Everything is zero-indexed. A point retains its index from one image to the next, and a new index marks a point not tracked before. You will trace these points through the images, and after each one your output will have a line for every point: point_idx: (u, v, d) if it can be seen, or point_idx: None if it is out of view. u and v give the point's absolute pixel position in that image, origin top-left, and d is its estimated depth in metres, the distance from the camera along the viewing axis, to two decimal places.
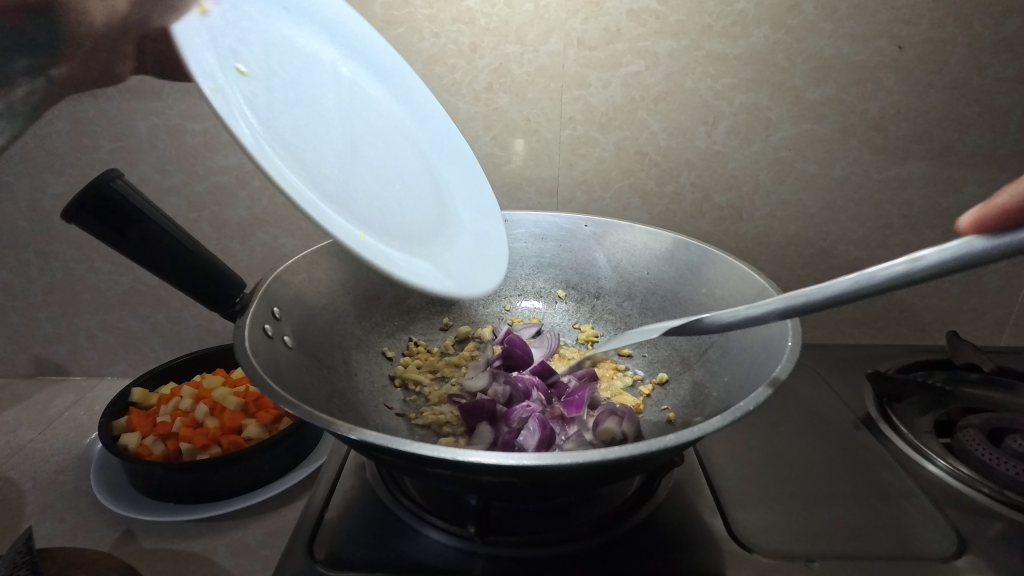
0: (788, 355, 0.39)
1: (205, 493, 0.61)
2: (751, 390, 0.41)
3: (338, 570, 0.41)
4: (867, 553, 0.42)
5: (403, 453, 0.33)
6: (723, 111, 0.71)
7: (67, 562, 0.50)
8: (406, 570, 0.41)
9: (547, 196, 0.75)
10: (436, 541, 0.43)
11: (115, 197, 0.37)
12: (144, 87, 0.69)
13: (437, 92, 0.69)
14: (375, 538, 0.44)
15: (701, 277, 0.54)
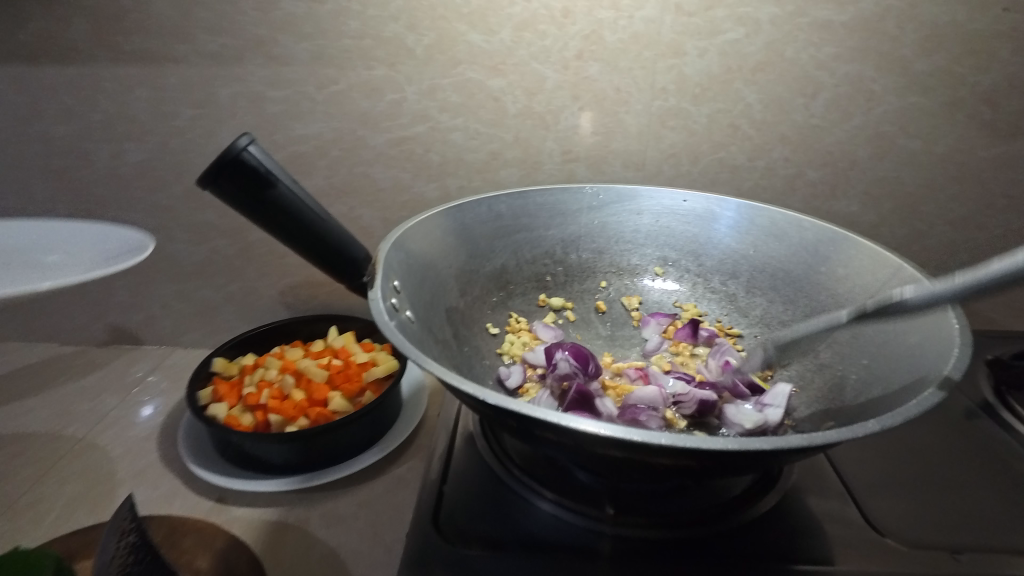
0: (958, 336, 0.37)
1: (295, 465, 0.61)
2: (908, 371, 0.39)
3: (470, 547, 0.40)
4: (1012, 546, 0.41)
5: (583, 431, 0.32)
6: (824, 82, 0.67)
7: (171, 528, 0.53)
8: (537, 548, 0.40)
9: (633, 169, 0.73)
10: (560, 518, 0.43)
11: (252, 167, 0.34)
12: (226, 53, 0.67)
13: (525, 60, 0.67)
14: (499, 514, 0.43)
15: (821, 257, 0.53)
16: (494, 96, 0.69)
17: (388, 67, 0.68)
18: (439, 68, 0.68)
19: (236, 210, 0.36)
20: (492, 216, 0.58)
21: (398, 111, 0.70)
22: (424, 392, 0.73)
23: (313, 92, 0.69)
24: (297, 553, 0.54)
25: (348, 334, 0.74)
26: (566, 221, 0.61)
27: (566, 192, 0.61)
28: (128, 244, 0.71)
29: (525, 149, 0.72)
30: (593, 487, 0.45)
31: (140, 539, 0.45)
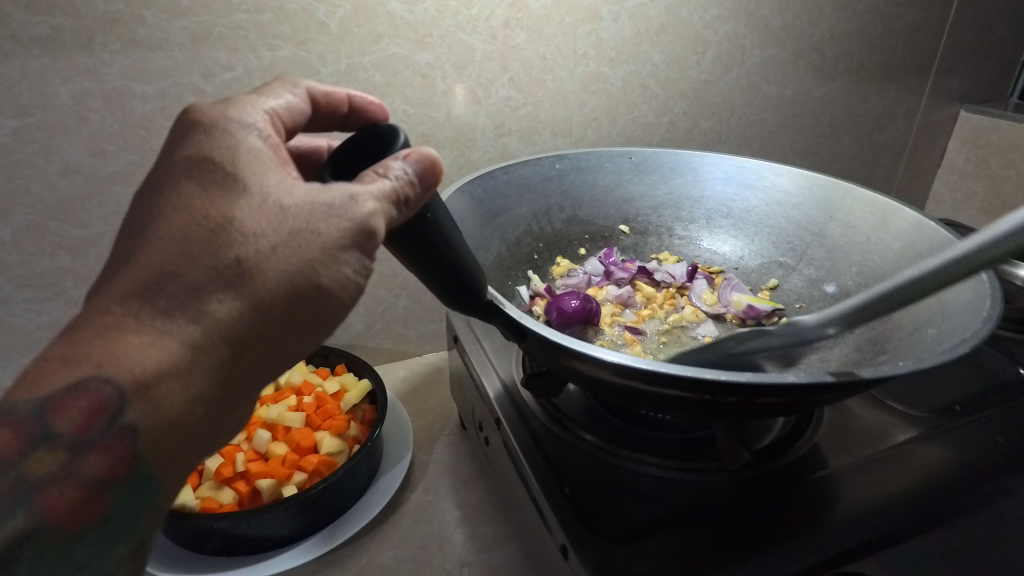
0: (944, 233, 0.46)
1: (303, 530, 0.51)
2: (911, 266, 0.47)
3: (639, 537, 0.39)
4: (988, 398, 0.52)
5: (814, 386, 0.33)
6: (709, 40, 0.75)
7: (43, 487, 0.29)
8: (690, 514, 0.41)
9: (561, 136, 0.73)
10: (682, 480, 0.44)
11: (410, 187, 0.33)
12: (63, 38, 0.50)
13: (452, 30, 0.62)
14: (635, 496, 0.42)
15: (770, 191, 0.58)
16: (421, 72, 0.63)
17: (297, 45, 0.57)
18: (358, 45, 0.59)
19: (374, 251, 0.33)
20: (475, 205, 0.51)
21: None
22: (399, 407, 0.66)
23: (200, 83, 0.55)
24: None
25: (300, 366, 0.63)
26: (535, 197, 0.57)
27: (528, 166, 0.56)
28: None
29: (457, 127, 0.67)
30: (692, 441, 0.47)
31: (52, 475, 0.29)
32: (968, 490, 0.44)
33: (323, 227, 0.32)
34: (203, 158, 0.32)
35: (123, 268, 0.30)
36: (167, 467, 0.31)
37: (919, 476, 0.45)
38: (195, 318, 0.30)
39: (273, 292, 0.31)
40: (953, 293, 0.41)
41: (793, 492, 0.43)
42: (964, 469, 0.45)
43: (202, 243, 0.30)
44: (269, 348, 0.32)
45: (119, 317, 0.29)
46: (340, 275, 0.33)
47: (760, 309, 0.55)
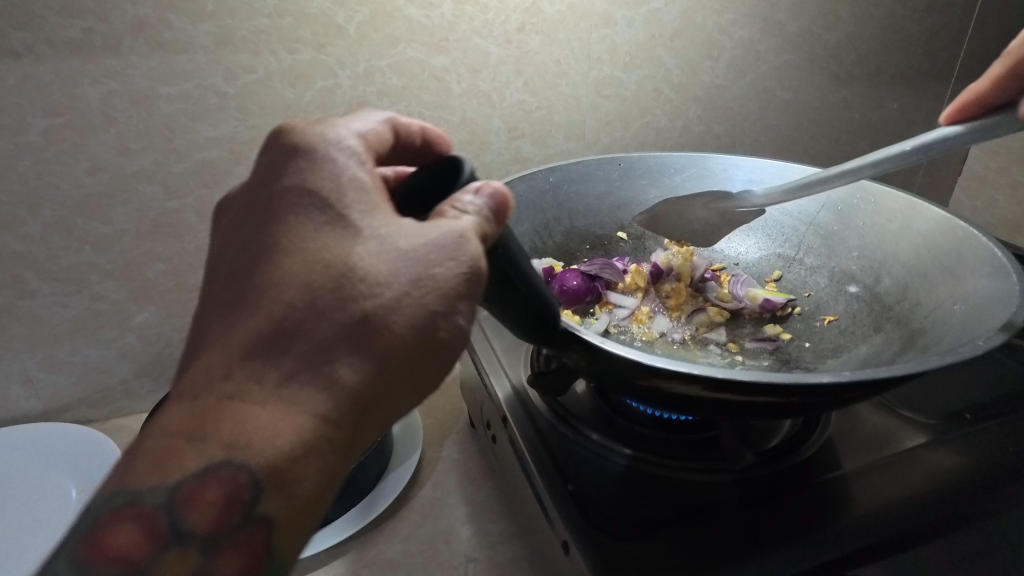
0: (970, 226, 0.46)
1: (314, 521, 0.53)
2: (935, 260, 0.47)
3: (642, 533, 0.40)
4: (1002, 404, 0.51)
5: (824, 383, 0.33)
6: (724, 45, 0.75)
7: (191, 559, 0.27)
8: (691, 511, 0.42)
9: (574, 139, 0.74)
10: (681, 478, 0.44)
11: (485, 221, 0.31)
12: (93, 41, 0.52)
13: (467, 35, 0.63)
14: (636, 490, 0.43)
15: (754, 183, 0.63)
16: (437, 76, 0.64)
17: (316, 49, 0.58)
18: (375, 48, 0.60)
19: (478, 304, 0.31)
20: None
21: (331, 99, 0.61)
22: (410, 404, 0.67)
23: (222, 85, 0.57)
24: None
25: None
26: (538, 208, 0.59)
27: (527, 181, 0.58)
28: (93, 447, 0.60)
29: (472, 130, 0.68)
30: (695, 440, 0.47)
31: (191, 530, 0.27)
32: (977, 495, 0.44)
33: (440, 272, 0.29)
34: (310, 193, 0.31)
35: (245, 323, 0.29)
36: (296, 545, 0.28)
37: (926, 480, 0.45)
38: (322, 382, 0.28)
39: (395, 346, 0.28)
40: (977, 291, 0.42)
41: (798, 492, 0.43)
42: (973, 474, 0.45)
43: (323, 289, 0.28)
44: (398, 411, 0.30)
45: (240, 381, 0.28)
46: (456, 327, 0.30)
47: (776, 301, 0.56)
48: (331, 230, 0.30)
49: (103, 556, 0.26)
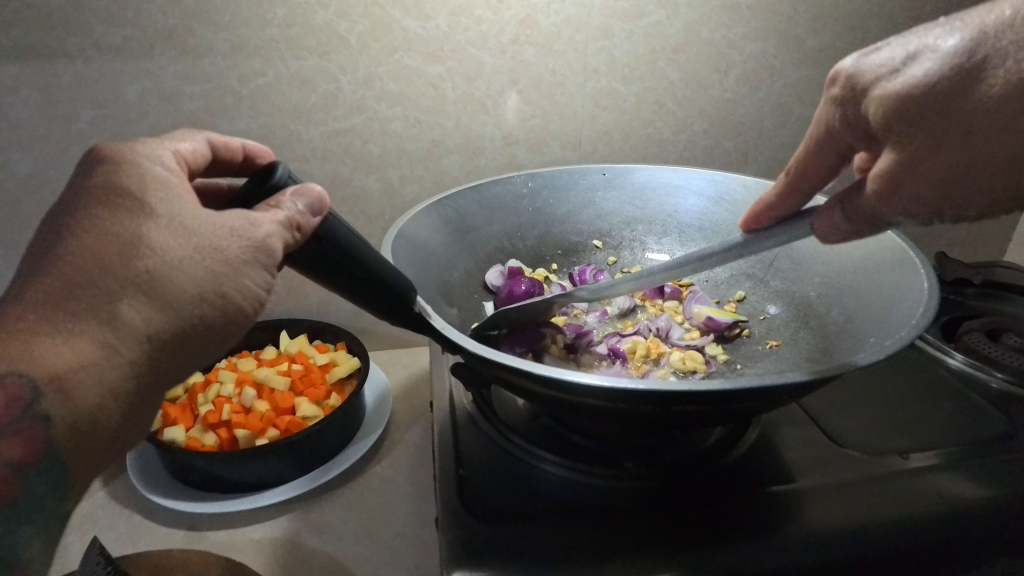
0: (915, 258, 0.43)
1: (268, 478, 0.59)
2: (874, 293, 0.45)
3: (510, 519, 0.42)
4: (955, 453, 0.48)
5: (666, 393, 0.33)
6: (734, 59, 0.74)
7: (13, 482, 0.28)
8: (568, 508, 0.43)
9: (570, 148, 0.75)
10: (569, 478, 0.46)
11: (303, 213, 0.31)
12: (131, 46, 0.61)
13: (462, 46, 0.67)
14: (522, 484, 0.45)
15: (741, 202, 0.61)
16: (433, 83, 0.68)
17: (320, 56, 0.65)
18: (374, 56, 0.66)
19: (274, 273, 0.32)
20: (443, 223, 0.55)
21: (333, 102, 0.67)
22: (387, 386, 0.72)
23: (237, 86, 0.65)
24: (297, 565, 0.53)
25: (301, 337, 0.71)
26: (507, 212, 0.61)
27: (499, 185, 0.60)
28: None
29: (466, 135, 0.72)
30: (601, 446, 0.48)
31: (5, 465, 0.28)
32: (891, 539, 0.42)
33: (226, 242, 0.30)
34: (104, 183, 0.30)
35: (38, 282, 0.29)
36: (81, 449, 0.29)
37: (838, 516, 0.43)
38: (105, 322, 0.28)
39: (179, 298, 0.29)
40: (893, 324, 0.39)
41: (686, 506, 0.43)
42: (895, 517, 0.43)
43: (111, 251, 0.29)
44: (188, 357, 0.31)
45: (30, 320, 0.28)
46: (243, 287, 0.31)
47: (721, 321, 0.53)
48: (123, 212, 0.30)
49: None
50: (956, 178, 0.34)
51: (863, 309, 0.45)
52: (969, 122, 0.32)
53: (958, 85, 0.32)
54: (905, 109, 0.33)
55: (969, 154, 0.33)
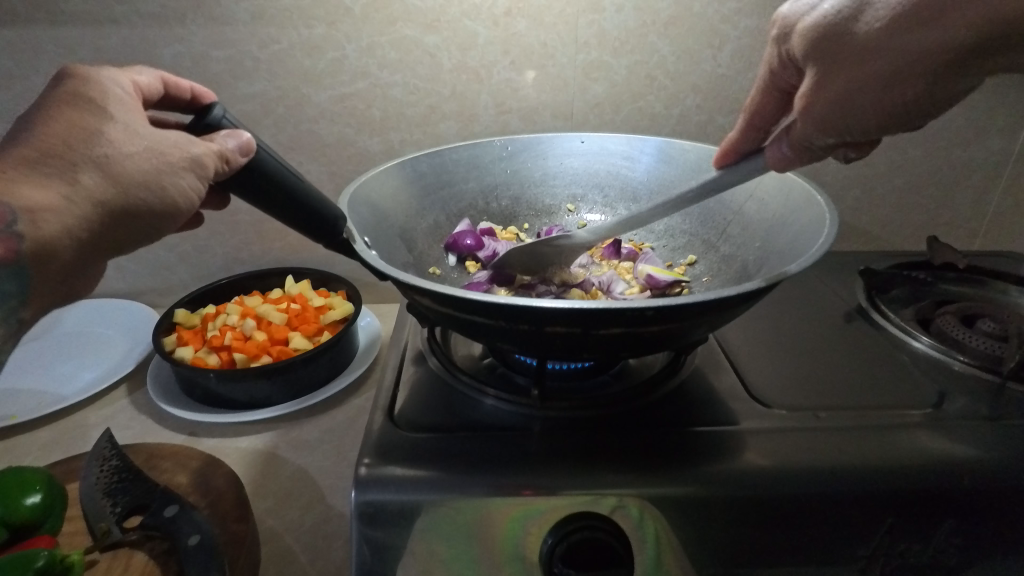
0: (825, 216, 0.45)
1: (259, 398, 0.66)
2: (792, 250, 0.47)
3: (427, 431, 0.48)
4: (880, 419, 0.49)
5: (534, 311, 0.37)
6: (728, 34, 0.75)
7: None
8: (483, 428, 0.48)
9: (562, 119, 0.79)
10: (495, 407, 0.51)
11: (233, 152, 0.36)
12: (167, 13, 0.70)
13: (457, 17, 0.72)
14: (451, 409, 0.51)
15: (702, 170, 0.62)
16: (430, 53, 0.73)
17: (328, 26, 0.71)
18: (377, 26, 0.72)
19: (203, 181, 0.36)
20: (416, 177, 0.60)
21: (340, 68, 0.74)
22: (378, 332, 0.79)
23: (255, 51, 0.72)
24: (270, 470, 0.60)
25: (303, 281, 0.78)
26: (483, 172, 0.66)
27: (476, 147, 0.64)
28: (144, 322, 0.79)
29: (461, 102, 0.77)
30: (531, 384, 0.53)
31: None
32: (787, 483, 0.43)
33: (170, 150, 0.36)
34: (75, 91, 0.36)
35: (13, 148, 0.34)
36: (41, 272, 0.34)
37: (726, 454, 0.45)
38: (68, 182, 0.34)
39: (128, 181, 0.35)
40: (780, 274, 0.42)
41: (591, 434, 0.48)
42: (798, 463, 0.44)
43: (74, 136, 0.34)
44: (131, 232, 0.37)
45: (5, 171, 0.33)
46: (181, 186, 0.36)
47: (660, 278, 0.55)
48: (87, 113, 0.35)
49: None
50: (860, 91, 0.39)
51: (784, 261, 0.47)
52: (854, 53, 0.38)
53: (847, 21, 0.39)
54: (814, 43, 0.40)
55: (875, 74, 0.38)
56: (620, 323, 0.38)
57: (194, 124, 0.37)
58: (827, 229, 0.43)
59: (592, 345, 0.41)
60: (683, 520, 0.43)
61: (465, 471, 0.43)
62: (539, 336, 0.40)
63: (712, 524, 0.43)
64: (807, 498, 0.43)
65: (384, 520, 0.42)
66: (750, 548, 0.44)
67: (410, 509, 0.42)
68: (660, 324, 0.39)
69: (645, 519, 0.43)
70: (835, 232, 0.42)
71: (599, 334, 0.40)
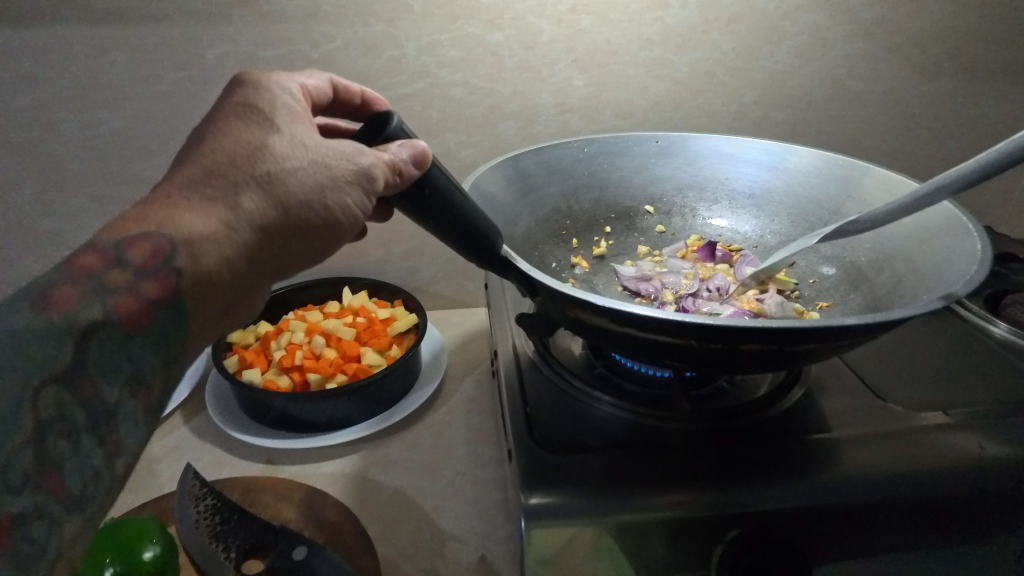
0: (965, 220, 0.44)
1: (340, 419, 0.63)
2: (928, 250, 0.46)
3: (573, 452, 0.45)
4: (1004, 413, 0.49)
5: (736, 330, 0.35)
6: (787, 30, 0.74)
7: (132, 321, 0.30)
8: (627, 445, 0.46)
9: (621, 117, 0.77)
10: (629, 421, 0.49)
11: (406, 162, 0.34)
12: (212, 11, 0.65)
13: (522, 14, 0.69)
14: (584, 424, 0.48)
15: (786, 171, 0.62)
16: (492, 51, 0.71)
17: (386, 23, 0.67)
18: (438, 24, 0.68)
19: (370, 197, 0.34)
20: (511, 180, 0.58)
21: (398, 68, 0.70)
22: (441, 341, 0.77)
23: (308, 51, 0.68)
24: (367, 495, 0.57)
25: (363, 293, 0.75)
26: (564, 175, 0.63)
27: (558, 149, 0.62)
28: None
29: (522, 102, 0.74)
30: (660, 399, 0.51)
31: (146, 323, 0.30)
32: (943, 488, 0.44)
33: (335, 164, 0.34)
34: (244, 101, 0.35)
35: (179, 168, 0.33)
36: (200, 302, 0.33)
37: (874, 461, 0.45)
38: (229, 207, 0.32)
39: (291, 200, 0.33)
40: (944, 280, 0.41)
41: (740, 449, 0.46)
42: (950, 466, 0.45)
43: (240, 152, 0.33)
44: (286, 253, 0.35)
45: (173, 195, 0.32)
46: (344, 204, 0.34)
47: (774, 282, 0.57)
48: (256, 124, 0.34)
49: (66, 269, 0.29)
50: None
51: (910, 260, 0.48)
52: None
53: None
54: None
55: None
56: (815, 338, 0.36)
57: (372, 135, 0.35)
58: (976, 231, 0.43)
59: (773, 359, 0.39)
60: (838, 526, 0.43)
61: (631, 492, 0.42)
62: (725, 353, 0.38)
63: (873, 532, 0.43)
64: (947, 496, 0.44)
65: (555, 551, 0.41)
66: (908, 552, 0.44)
67: (578, 534, 0.41)
68: (850, 339, 0.37)
69: (802, 530, 0.43)
70: (985, 232, 0.42)
71: (792, 350, 0.37)
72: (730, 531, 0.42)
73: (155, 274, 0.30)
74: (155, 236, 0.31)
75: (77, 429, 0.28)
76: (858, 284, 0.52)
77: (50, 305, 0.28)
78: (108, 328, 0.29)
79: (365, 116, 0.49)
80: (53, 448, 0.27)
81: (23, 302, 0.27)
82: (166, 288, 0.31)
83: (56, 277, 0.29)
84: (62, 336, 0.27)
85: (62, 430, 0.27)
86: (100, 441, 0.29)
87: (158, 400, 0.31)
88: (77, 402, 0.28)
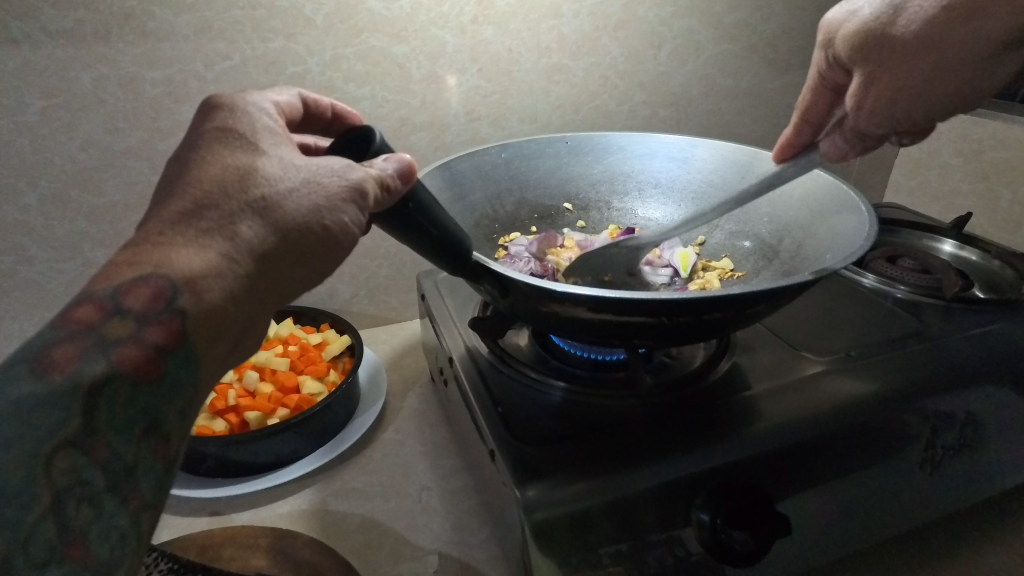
0: (848, 194, 0.53)
1: (286, 456, 0.60)
2: (817, 219, 0.54)
3: (549, 441, 0.47)
4: (892, 346, 0.58)
5: (698, 301, 0.38)
6: (666, 35, 0.82)
7: (142, 372, 0.29)
8: (597, 427, 0.49)
9: (528, 122, 0.81)
10: (592, 403, 0.51)
11: (393, 177, 0.36)
12: (85, 30, 0.58)
13: (426, 26, 0.70)
14: (553, 413, 0.50)
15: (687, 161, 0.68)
16: (398, 62, 0.70)
17: (286, 38, 0.65)
18: (341, 37, 0.67)
19: (365, 212, 0.35)
20: (442, 189, 0.57)
21: (302, 83, 0.68)
22: (377, 361, 0.75)
23: (201, 70, 0.63)
24: (333, 530, 0.55)
25: (288, 320, 0.72)
26: (487, 180, 0.64)
27: (478, 155, 0.63)
28: None
29: (432, 113, 0.75)
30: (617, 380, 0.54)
31: (157, 372, 0.30)
32: (867, 415, 0.50)
33: (328, 181, 0.34)
34: (224, 126, 0.36)
35: (169, 204, 0.33)
36: (210, 338, 0.32)
37: (807, 403, 0.50)
38: (229, 237, 0.32)
39: (288, 224, 0.34)
40: (845, 240, 0.48)
41: (696, 414, 0.50)
42: (867, 395, 0.51)
43: (231, 180, 0.33)
44: (288, 279, 0.35)
45: (167, 232, 0.32)
46: (342, 222, 0.35)
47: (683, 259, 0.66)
48: (240, 150, 0.35)
49: (63, 326, 0.29)
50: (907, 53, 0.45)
51: (808, 229, 0.55)
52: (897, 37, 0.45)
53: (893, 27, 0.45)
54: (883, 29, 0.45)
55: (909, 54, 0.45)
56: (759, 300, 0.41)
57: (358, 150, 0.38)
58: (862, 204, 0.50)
59: (725, 324, 0.43)
60: (789, 466, 0.48)
61: (610, 467, 0.44)
62: (685, 324, 0.41)
63: (817, 466, 0.49)
64: (872, 423, 0.50)
65: (554, 537, 0.42)
66: (843, 478, 0.50)
67: (570, 518, 0.42)
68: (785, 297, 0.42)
69: (760, 475, 0.47)
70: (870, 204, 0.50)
71: (741, 313, 0.41)
72: (703, 488, 0.45)
73: (162, 319, 0.30)
74: (158, 276, 0.31)
75: (98, 491, 0.27)
76: (766, 253, 0.59)
77: (51, 369, 0.27)
78: (119, 382, 0.28)
79: (338, 129, 0.51)
80: (75, 516, 0.26)
81: (21, 370, 0.26)
82: (173, 334, 0.31)
83: (54, 337, 0.28)
84: (67, 399, 0.26)
85: (81, 495, 0.26)
86: (122, 500, 0.27)
87: (175, 449, 0.30)
88: (92, 464, 0.27)
